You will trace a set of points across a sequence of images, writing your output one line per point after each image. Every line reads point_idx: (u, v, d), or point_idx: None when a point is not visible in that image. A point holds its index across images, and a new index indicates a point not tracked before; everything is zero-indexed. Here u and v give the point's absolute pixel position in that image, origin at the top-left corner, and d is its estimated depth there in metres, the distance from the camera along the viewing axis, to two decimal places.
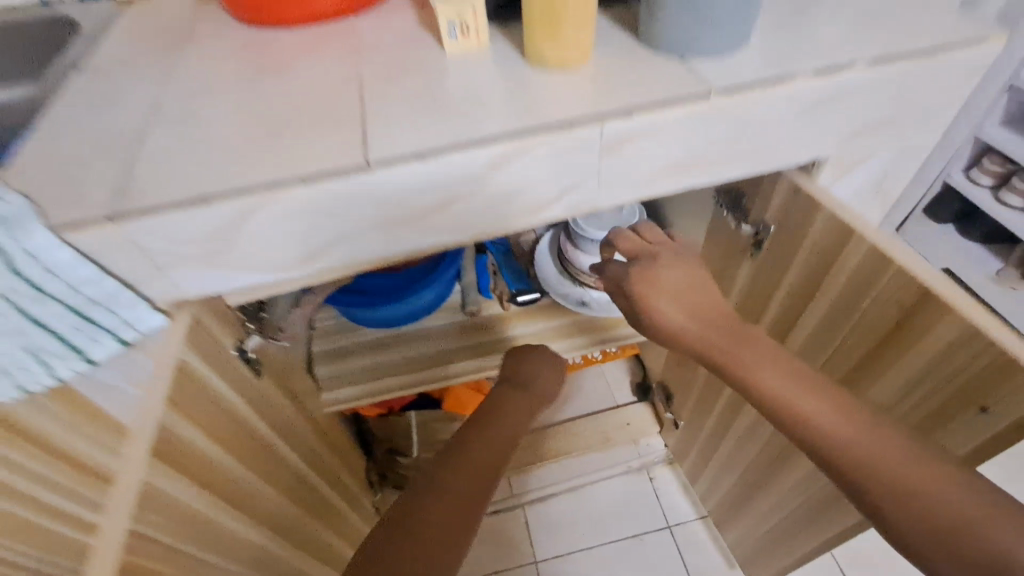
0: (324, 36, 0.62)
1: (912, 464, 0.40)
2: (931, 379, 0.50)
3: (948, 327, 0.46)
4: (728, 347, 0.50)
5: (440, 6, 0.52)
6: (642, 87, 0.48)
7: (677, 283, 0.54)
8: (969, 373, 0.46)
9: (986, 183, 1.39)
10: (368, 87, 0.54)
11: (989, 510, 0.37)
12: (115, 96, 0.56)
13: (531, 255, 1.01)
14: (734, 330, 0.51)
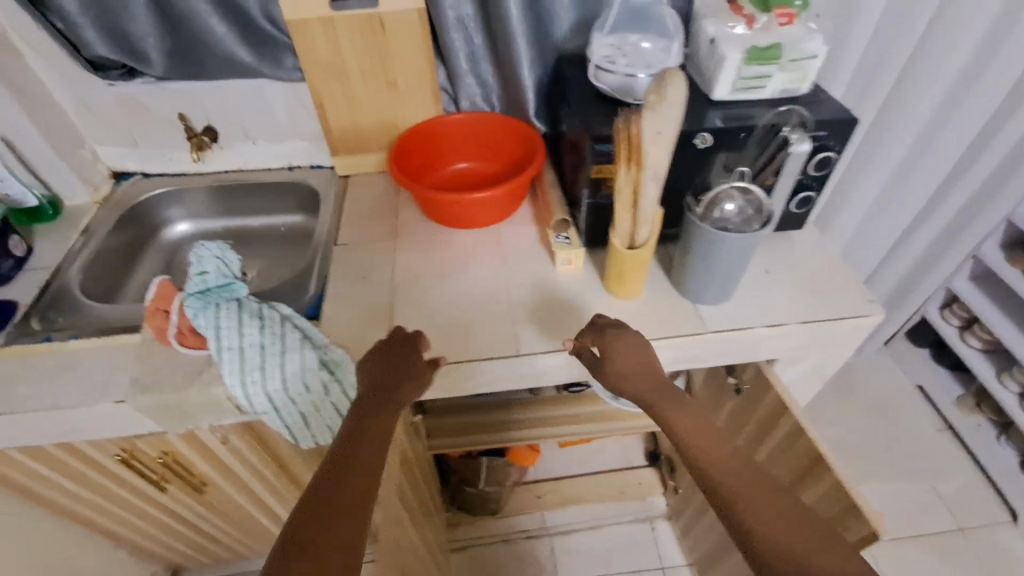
0: (482, 242, 1.03)
1: (771, 500, 0.58)
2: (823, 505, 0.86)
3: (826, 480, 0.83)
4: (661, 399, 0.71)
5: (561, 252, 0.93)
6: (668, 323, 0.88)
7: (624, 344, 0.75)
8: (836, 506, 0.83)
9: (955, 323, 1.69)
10: (514, 290, 0.94)
11: (820, 540, 0.55)
12: (365, 272, 0.98)
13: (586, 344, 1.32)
14: (668, 390, 0.72)
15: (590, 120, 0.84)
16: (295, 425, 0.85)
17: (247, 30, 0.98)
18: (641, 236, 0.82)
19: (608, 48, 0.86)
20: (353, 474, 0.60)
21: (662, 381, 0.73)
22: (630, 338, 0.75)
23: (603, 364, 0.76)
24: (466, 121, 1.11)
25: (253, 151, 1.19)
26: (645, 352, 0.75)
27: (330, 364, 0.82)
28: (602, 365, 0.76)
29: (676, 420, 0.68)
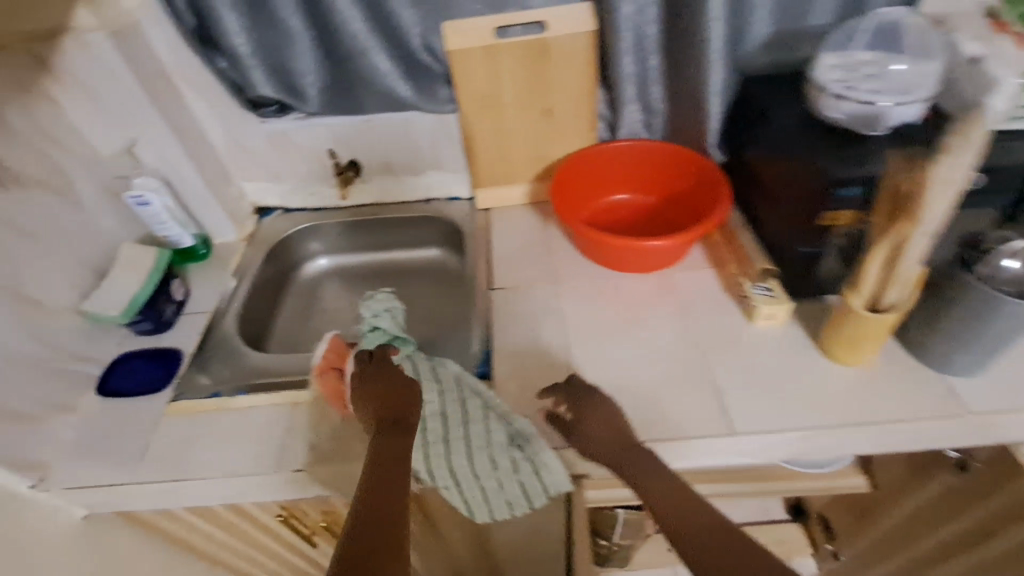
0: (655, 289, 0.92)
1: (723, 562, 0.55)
2: None
3: None
4: (630, 461, 0.68)
5: (763, 308, 0.80)
6: (906, 400, 0.74)
7: (593, 407, 0.73)
8: None
9: None
10: (704, 350, 0.83)
11: None
12: (530, 324, 0.89)
13: None
14: (628, 443, 0.70)
15: (822, 159, 0.71)
16: (474, 501, 0.77)
17: (406, 63, 0.92)
18: (888, 298, 0.69)
19: (842, 69, 0.71)
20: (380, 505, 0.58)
21: (628, 441, 0.70)
22: (596, 401, 0.74)
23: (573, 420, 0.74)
24: (627, 149, 0.99)
25: (392, 185, 1.13)
26: (615, 419, 0.72)
27: (517, 436, 0.75)
28: (567, 425, 0.74)
29: (647, 484, 0.65)
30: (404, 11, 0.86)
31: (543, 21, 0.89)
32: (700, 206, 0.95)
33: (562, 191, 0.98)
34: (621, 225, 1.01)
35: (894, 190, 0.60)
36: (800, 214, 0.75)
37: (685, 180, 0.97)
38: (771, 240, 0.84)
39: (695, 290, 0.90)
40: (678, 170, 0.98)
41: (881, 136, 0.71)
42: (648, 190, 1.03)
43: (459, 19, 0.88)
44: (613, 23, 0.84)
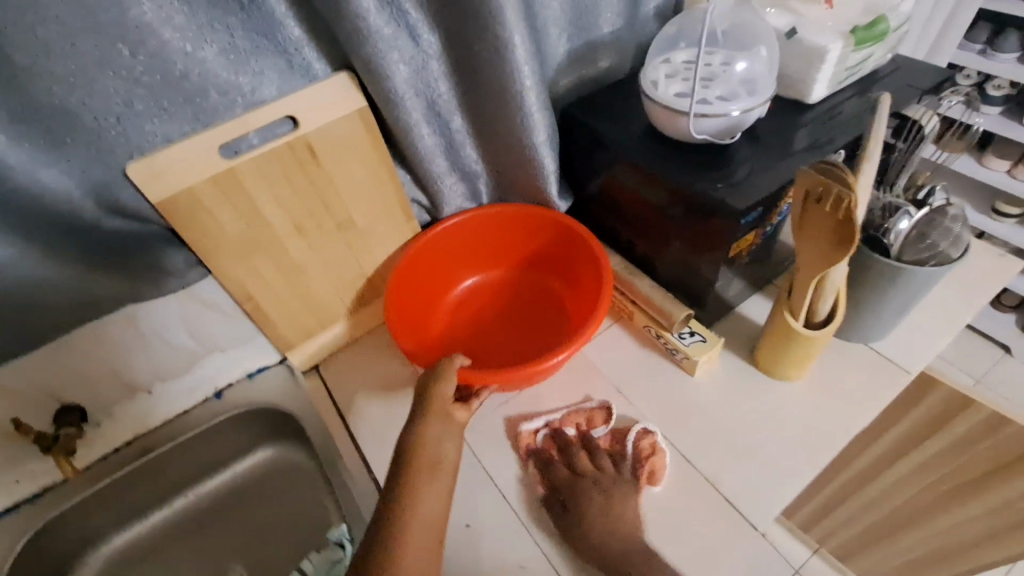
0: (574, 380, 0.73)
1: None
2: None
3: None
4: (574, 492, 0.62)
5: (700, 357, 0.68)
6: (861, 391, 0.68)
7: (598, 506, 0.61)
8: None
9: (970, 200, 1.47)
10: (667, 432, 0.68)
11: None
12: (463, 514, 0.63)
13: None
14: (574, 482, 0.63)
15: (709, 185, 0.60)
16: None
17: (94, 243, 0.57)
18: (822, 311, 0.60)
19: (677, 81, 0.61)
20: (429, 498, 0.51)
21: (579, 496, 0.62)
22: (597, 488, 0.62)
23: (568, 503, 0.62)
24: (452, 230, 0.78)
25: (149, 402, 0.73)
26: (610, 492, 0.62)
27: None
28: (568, 497, 0.62)
29: (589, 509, 0.60)
30: (44, 171, 0.50)
31: (288, 115, 0.60)
32: (568, 260, 0.79)
33: (404, 323, 0.72)
34: (488, 316, 0.80)
35: (825, 213, 0.48)
36: (702, 248, 0.65)
37: (537, 237, 0.81)
38: (669, 276, 0.72)
39: (614, 362, 0.74)
40: (521, 226, 0.80)
41: (739, 138, 0.64)
42: (494, 261, 0.84)
43: (154, 151, 0.54)
44: (390, 94, 0.60)
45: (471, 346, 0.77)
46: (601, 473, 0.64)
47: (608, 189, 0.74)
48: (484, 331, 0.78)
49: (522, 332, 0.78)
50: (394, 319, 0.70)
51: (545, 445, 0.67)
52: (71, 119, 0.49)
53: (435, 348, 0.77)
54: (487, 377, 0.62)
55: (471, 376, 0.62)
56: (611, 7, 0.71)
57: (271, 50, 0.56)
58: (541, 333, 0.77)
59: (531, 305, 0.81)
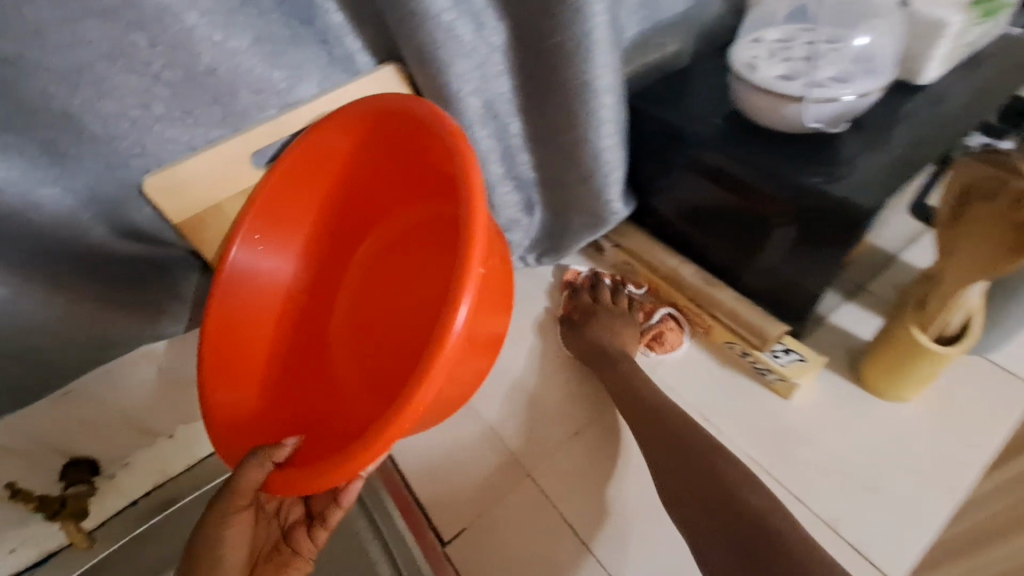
0: None
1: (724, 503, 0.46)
2: None
3: None
4: (592, 320, 0.68)
5: (799, 379, 0.60)
6: (986, 414, 0.59)
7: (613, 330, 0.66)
8: None
9: None
10: (769, 467, 0.59)
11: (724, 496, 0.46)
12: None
13: None
14: (579, 316, 0.69)
15: (823, 183, 0.51)
16: None
17: (109, 273, 0.47)
18: (954, 326, 0.52)
19: (778, 62, 0.53)
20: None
21: (594, 313, 0.68)
22: (613, 312, 0.68)
23: (580, 322, 0.68)
24: (251, 219, 0.50)
25: (170, 446, 0.64)
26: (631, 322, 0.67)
27: None
28: (585, 319, 0.68)
29: (604, 328, 0.66)
30: (44, 190, 0.41)
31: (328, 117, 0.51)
32: (430, 166, 0.49)
33: (235, 391, 0.50)
34: (371, 286, 0.58)
35: (988, 206, 0.41)
36: (807, 257, 0.56)
37: (355, 144, 0.51)
38: (758, 286, 0.64)
39: (696, 386, 0.66)
40: (301, 174, 0.52)
41: (847, 127, 0.56)
42: (324, 200, 0.55)
43: (174, 162, 0.46)
44: (445, 89, 0.52)
45: (360, 348, 0.56)
46: (616, 308, 0.69)
47: (682, 190, 0.66)
48: (375, 308, 0.56)
49: (418, 298, 0.55)
50: (219, 399, 0.48)
51: (584, 280, 0.73)
52: (75, 126, 0.40)
53: (318, 368, 0.56)
54: (304, 484, 0.41)
55: (274, 485, 0.43)
56: None
57: (310, 39, 0.48)
58: (439, 291, 0.53)
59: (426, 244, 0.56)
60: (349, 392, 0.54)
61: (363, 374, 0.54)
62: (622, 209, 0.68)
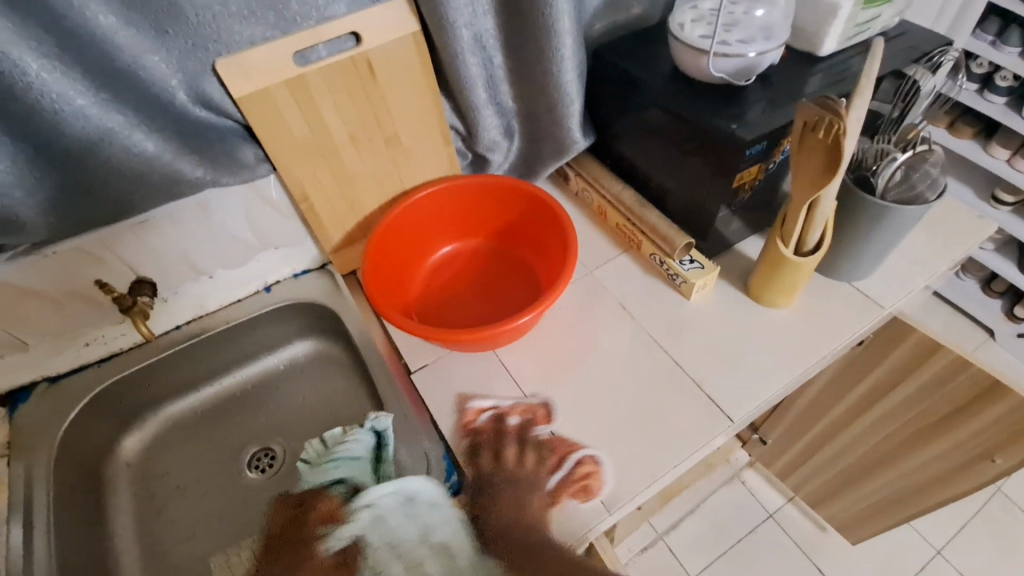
0: (585, 297, 0.83)
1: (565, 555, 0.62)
2: (989, 428, 0.88)
3: (997, 408, 0.85)
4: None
5: (698, 281, 0.77)
6: (835, 320, 0.78)
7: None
8: (1005, 426, 0.85)
9: (1002, 154, 1.56)
10: (663, 343, 0.77)
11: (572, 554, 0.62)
12: (481, 394, 0.74)
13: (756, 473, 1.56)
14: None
15: (720, 121, 0.68)
16: None
17: (184, 130, 0.65)
18: (811, 240, 0.69)
19: (701, 25, 0.68)
20: None
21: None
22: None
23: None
24: (429, 200, 0.82)
25: (210, 286, 0.83)
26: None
27: None
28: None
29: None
30: (149, 58, 0.58)
31: (353, 31, 0.68)
32: (537, 233, 0.82)
33: (376, 274, 0.76)
34: (464, 274, 0.85)
35: (820, 141, 0.57)
36: (711, 183, 0.73)
37: (504, 201, 0.83)
38: (677, 209, 0.81)
39: (620, 284, 0.83)
40: (470, 198, 0.84)
41: (753, 82, 0.71)
42: (466, 226, 0.87)
43: (238, 52, 0.62)
44: (443, 21, 0.68)
45: (439, 300, 0.82)
46: (517, 465, 0.67)
47: (630, 128, 0.82)
48: (457, 288, 0.83)
49: (489, 291, 0.82)
50: (369, 265, 0.75)
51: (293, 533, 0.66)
52: (177, 13, 0.57)
53: (406, 301, 0.81)
54: (445, 336, 0.68)
55: (417, 333, 0.68)
56: None
57: None
58: (504, 297, 0.81)
59: (508, 271, 0.84)
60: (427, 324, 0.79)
61: (433, 317, 0.79)
62: (580, 139, 0.85)
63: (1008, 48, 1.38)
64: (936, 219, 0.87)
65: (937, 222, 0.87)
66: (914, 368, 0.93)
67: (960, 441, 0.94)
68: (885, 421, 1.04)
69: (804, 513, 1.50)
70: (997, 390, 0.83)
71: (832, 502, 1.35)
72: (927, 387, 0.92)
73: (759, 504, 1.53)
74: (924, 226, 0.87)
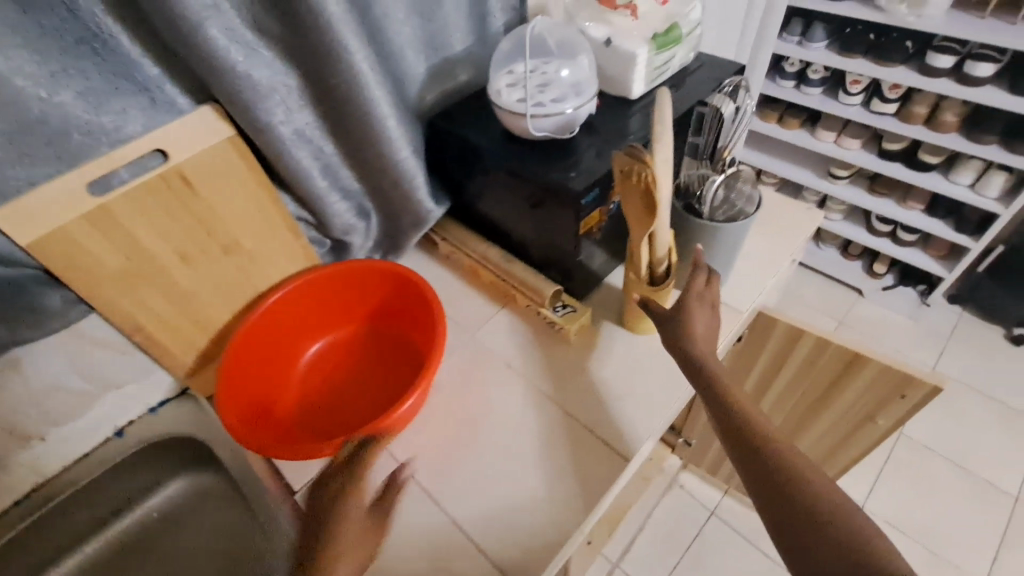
0: (471, 363, 0.81)
1: None
2: (860, 396, 0.97)
3: (861, 377, 0.93)
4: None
5: (572, 326, 0.79)
6: None
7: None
8: (873, 391, 0.94)
9: (829, 137, 1.77)
10: (552, 394, 0.77)
11: None
12: (373, 497, 0.68)
13: (691, 474, 1.62)
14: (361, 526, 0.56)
15: (551, 177, 0.70)
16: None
17: None
18: (661, 270, 0.72)
19: (516, 90, 0.71)
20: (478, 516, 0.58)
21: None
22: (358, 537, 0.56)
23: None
24: (286, 300, 0.76)
25: (46, 448, 0.73)
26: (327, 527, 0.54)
27: None
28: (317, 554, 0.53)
29: None
30: None
31: (157, 148, 0.63)
32: (410, 310, 0.79)
33: (237, 394, 0.69)
34: (344, 368, 0.79)
35: (636, 188, 0.60)
36: (558, 232, 0.75)
37: (368, 283, 0.79)
38: (540, 259, 0.83)
39: (503, 342, 0.83)
40: (332, 288, 0.79)
41: (578, 133, 0.75)
42: (336, 316, 0.81)
43: (15, 196, 0.56)
44: (255, 122, 0.65)
45: (318, 404, 0.75)
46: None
47: (479, 189, 0.83)
48: (337, 385, 0.77)
49: (373, 382, 0.77)
50: (226, 387, 0.67)
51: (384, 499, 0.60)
52: None
53: (281, 414, 0.73)
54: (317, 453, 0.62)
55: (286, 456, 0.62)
56: (457, 26, 0.80)
57: (131, 89, 0.60)
58: (387, 386, 0.76)
59: (390, 355, 0.79)
60: (309, 437, 0.71)
61: (313, 425, 0.72)
62: (434, 208, 0.84)
63: (814, 44, 1.58)
64: (772, 219, 0.96)
65: (774, 221, 0.96)
66: (789, 353, 1.01)
67: (843, 411, 1.02)
68: (781, 404, 1.11)
69: (740, 500, 1.57)
70: (857, 362, 0.91)
71: None
72: (804, 370, 1.00)
73: (700, 505, 1.59)
74: (763, 228, 0.95)
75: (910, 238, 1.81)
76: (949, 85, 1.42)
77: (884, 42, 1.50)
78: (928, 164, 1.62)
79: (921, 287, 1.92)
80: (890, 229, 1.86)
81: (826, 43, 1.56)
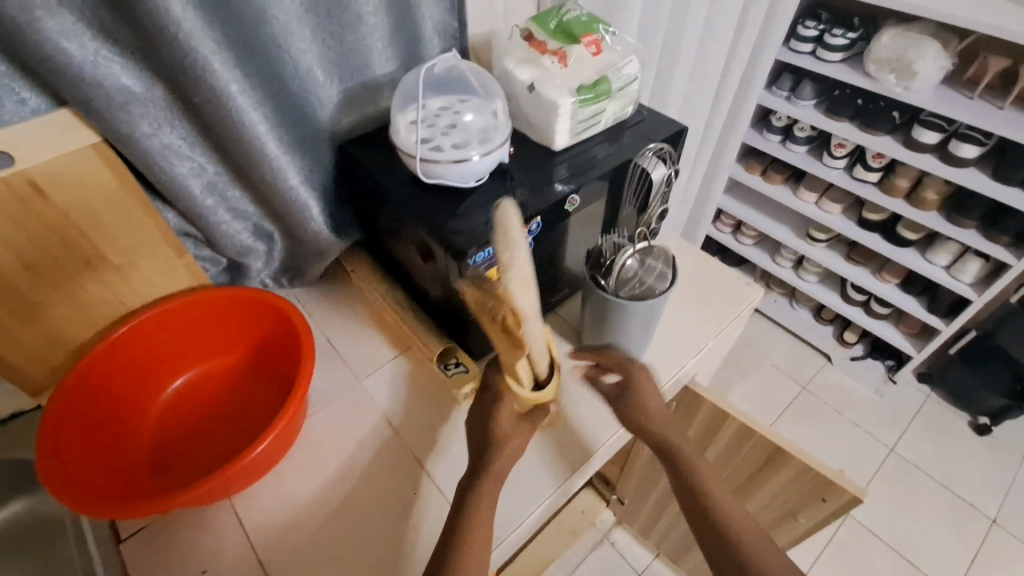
0: (349, 414, 0.74)
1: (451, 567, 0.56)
2: (784, 491, 0.89)
3: (784, 472, 0.86)
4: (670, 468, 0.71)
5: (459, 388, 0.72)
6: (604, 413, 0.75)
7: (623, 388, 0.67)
8: (796, 489, 0.87)
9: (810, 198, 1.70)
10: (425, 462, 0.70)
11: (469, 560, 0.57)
12: (201, 560, 0.63)
13: (625, 532, 1.55)
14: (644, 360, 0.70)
15: (442, 228, 0.63)
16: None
17: None
18: (544, 374, 0.61)
19: (419, 129, 0.65)
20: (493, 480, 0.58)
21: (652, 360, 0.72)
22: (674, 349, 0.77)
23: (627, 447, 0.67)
24: (151, 324, 0.70)
25: None
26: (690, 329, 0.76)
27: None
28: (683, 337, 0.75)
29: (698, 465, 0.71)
30: None
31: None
32: (287, 347, 0.72)
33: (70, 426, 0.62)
34: (211, 402, 0.73)
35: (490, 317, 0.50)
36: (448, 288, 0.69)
37: (249, 313, 0.73)
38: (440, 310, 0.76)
39: (389, 393, 0.76)
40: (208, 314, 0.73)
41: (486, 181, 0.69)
42: (213, 344, 0.75)
43: None
44: (114, 133, 0.59)
45: (170, 441, 0.69)
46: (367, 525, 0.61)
47: (384, 226, 0.77)
48: (198, 421, 0.71)
49: (235, 423, 0.70)
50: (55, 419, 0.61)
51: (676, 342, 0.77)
52: None
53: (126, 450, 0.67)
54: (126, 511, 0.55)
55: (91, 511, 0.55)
56: (379, 49, 0.73)
57: None
58: (248, 430, 0.69)
59: (262, 393, 0.73)
60: (150, 488, 0.64)
61: (157, 466, 0.66)
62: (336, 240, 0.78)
63: (803, 102, 1.51)
64: (707, 293, 0.90)
65: (708, 295, 0.90)
66: (713, 434, 0.94)
67: (766, 502, 0.94)
68: None
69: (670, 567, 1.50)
70: (779, 456, 0.84)
71: (688, 557, 1.35)
72: (728, 454, 0.93)
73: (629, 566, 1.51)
74: (696, 301, 0.89)
75: (883, 312, 1.75)
76: (933, 163, 1.36)
77: (872, 109, 1.44)
78: (906, 240, 1.56)
79: (890, 361, 1.86)
80: (863, 299, 1.79)
81: (815, 102, 1.50)
